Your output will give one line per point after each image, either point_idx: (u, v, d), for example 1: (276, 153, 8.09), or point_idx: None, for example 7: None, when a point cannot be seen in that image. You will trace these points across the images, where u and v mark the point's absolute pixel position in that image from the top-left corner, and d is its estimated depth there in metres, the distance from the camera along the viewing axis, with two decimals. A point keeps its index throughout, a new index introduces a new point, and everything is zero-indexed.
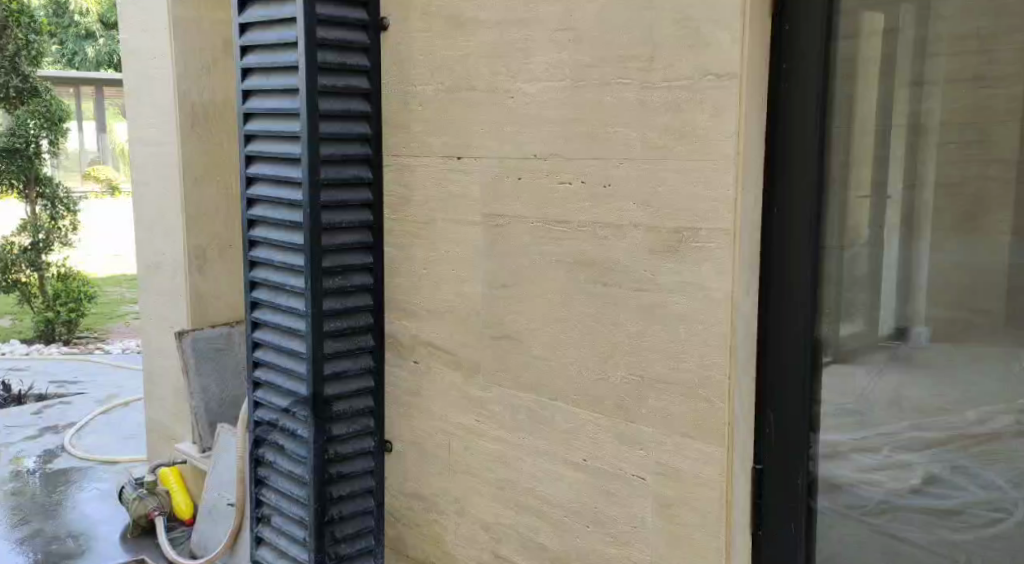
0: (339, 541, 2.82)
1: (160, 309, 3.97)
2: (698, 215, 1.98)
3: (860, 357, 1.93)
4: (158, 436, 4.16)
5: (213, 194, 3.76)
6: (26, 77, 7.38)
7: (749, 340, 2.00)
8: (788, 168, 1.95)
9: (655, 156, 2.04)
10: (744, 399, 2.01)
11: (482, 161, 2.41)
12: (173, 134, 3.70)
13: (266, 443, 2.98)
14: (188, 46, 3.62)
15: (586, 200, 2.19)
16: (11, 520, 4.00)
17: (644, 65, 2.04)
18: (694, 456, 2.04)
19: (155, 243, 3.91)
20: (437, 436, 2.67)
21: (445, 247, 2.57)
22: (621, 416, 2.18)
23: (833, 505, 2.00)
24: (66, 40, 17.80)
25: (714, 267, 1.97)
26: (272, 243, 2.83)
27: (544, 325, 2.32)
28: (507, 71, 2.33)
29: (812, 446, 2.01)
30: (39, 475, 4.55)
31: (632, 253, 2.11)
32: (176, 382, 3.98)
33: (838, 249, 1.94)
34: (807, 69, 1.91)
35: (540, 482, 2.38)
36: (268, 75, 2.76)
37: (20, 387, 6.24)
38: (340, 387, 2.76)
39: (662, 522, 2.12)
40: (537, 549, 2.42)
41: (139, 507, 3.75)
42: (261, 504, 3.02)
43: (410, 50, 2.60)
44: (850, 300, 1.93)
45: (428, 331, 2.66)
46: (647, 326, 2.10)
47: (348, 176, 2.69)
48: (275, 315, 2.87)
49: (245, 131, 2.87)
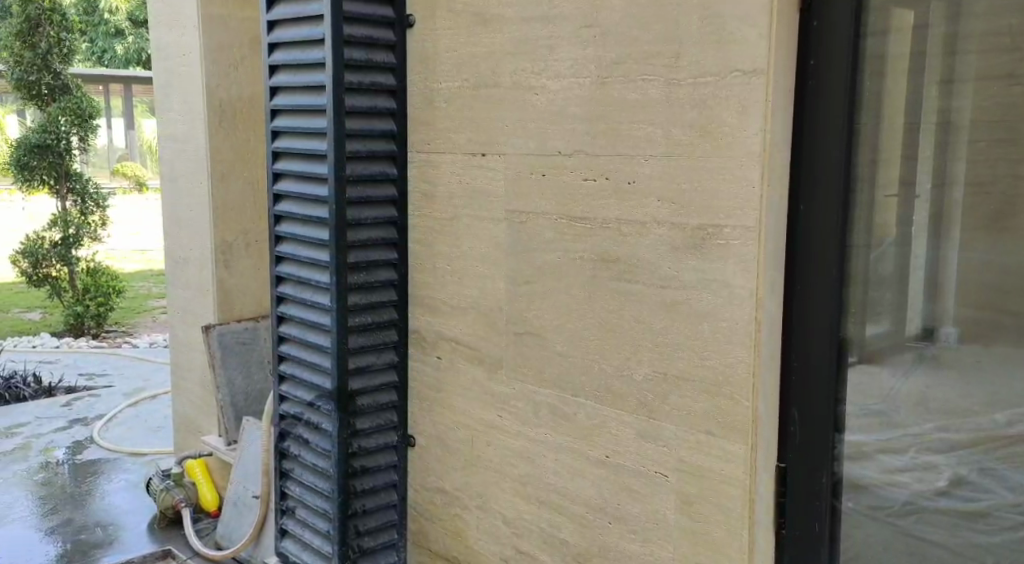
0: (362, 534, 2.83)
1: (186, 304, 4.02)
2: (723, 212, 1.98)
3: (887, 356, 1.91)
4: (184, 429, 4.21)
5: (239, 189, 3.79)
6: (57, 74, 7.48)
7: (773, 339, 1.98)
8: (815, 166, 1.94)
9: (679, 153, 2.04)
10: (769, 397, 2.00)
11: (507, 158, 2.42)
12: (200, 130, 3.73)
13: (290, 436, 3.00)
14: (216, 43, 3.65)
15: (610, 197, 2.18)
16: (42, 509, 4.05)
17: (669, 61, 2.03)
18: (717, 454, 2.04)
19: (182, 238, 3.95)
20: (460, 431, 2.68)
21: (468, 243, 2.58)
22: (644, 413, 2.18)
23: (858, 505, 1.98)
24: (97, 38, 18.02)
25: (739, 264, 1.96)
26: (298, 239, 2.85)
27: (567, 322, 2.32)
28: (531, 67, 2.33)
29: (837, 445, 1.99)
30: (68, 466, 4.61)
31: (656, 250, 2.11)
32: (202, 375, 4.02)
33: (865, 248, 1.92)
34: (835, 66, 1.90)
35: (562, 478, 2.39)
36: (294, 73, 2.78)
37: (51, 379, 6.33)
38: (364, 382, 2.78)
39: (685, 520, 2.12)
40: (559, 545, 2.42)
41: (167, 499, 3.78)
42: (286, 497, 3.05)
43: (436, 47, 2.61)
44: (876, 299, 1.92)
45: (451, 327, 2.67)
46: (671, 323, 2.10)
47: (374, 173, 2.71)
48: (301, 310, 2.89)
49: (272, 127, 2.89)
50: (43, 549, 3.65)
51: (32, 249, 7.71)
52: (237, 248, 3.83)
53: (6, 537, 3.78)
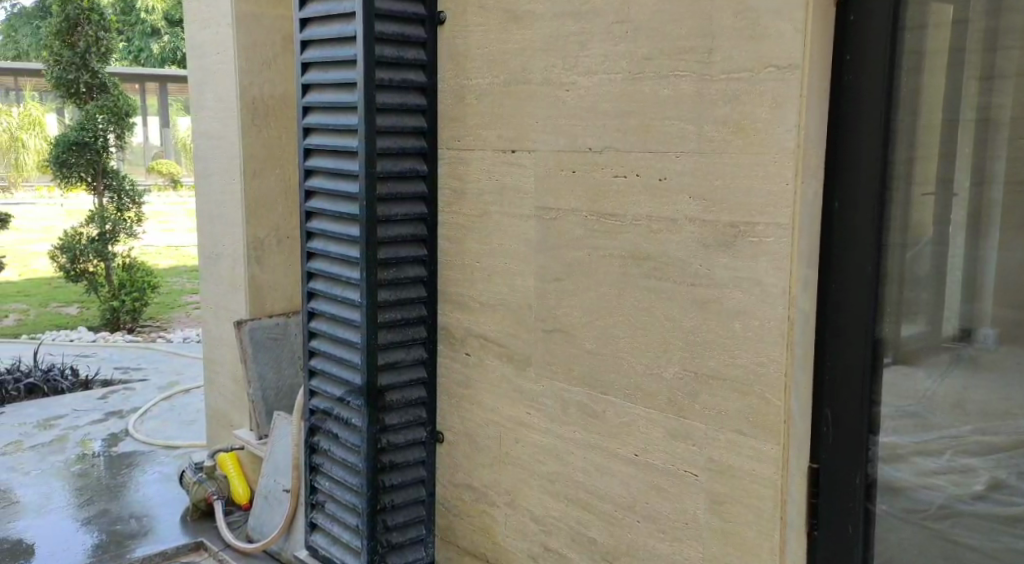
0: (391, 530, 2.84)
1: (219, 299, 4.05)
2: (755, 209, 1.96)
3: (924, 357, 1.87)
4: (216, 423, 4.24)
5: (272, 185, 3.81)
6: (95, 73, 7.57)
7: (807, 338, 1.96)
8: (850, 162, 1.91)
9: (712, 150, 2.02)
10: (801, 396, 1.97)
11: (537, 155, 2.41)
12: (233, 127, 3.75)
13: (320, 431, 3.01)
14: (249, 40, 3.67)
15: (641, 194, 2.17)
16: (79, 500, 4.11)
17: (701, 56, 2.01)
18: (749, 454, 2.03)
19: (215, 233, 3.98)
20: (488, 428, 2.68)
21: (498, 239, 2.57)
22: (674, 412, 2.16)
23: (892, 508, 1.95)
24: (133, 37, 18.22)
25: (772, 261, 1.94)
26: (329, 235, 2.86)
27: (597, 319, 2.31)
28: (562, 64, 2.32)
29: (871, 446, 1.95)
30: (103, 458, 4.67)
31: (687, 248, 2.09)
32: (235, 370, 4.06)
33: (901, 247, 1.89)
34: (871, 63, 1.86)
35: (591, 477, 2.37)
36: (326, 69, 2.78)
37: (87, 373, 6.42)
38: (394, 377, 2.79)
39: (715, 520, 2.10)
40: (587, 544, 2.41)
41: (199, 491, 3.81)
42: (316, 491, 3.06)
43: (467, 44, 2.60)
44: (912, 300, 1.88)
45: (481, 324, 2.66)
46: (702, 321, 2.08)
47: (404, 170, 2.71)
48: (331, 306, 2.90)
49: (304, 124, 2.90)
50: (80, 539, 3.70)
51: (69, 245, 7.80)
52: (268, 244, 3.85)
53: (44, 527, 3.83)
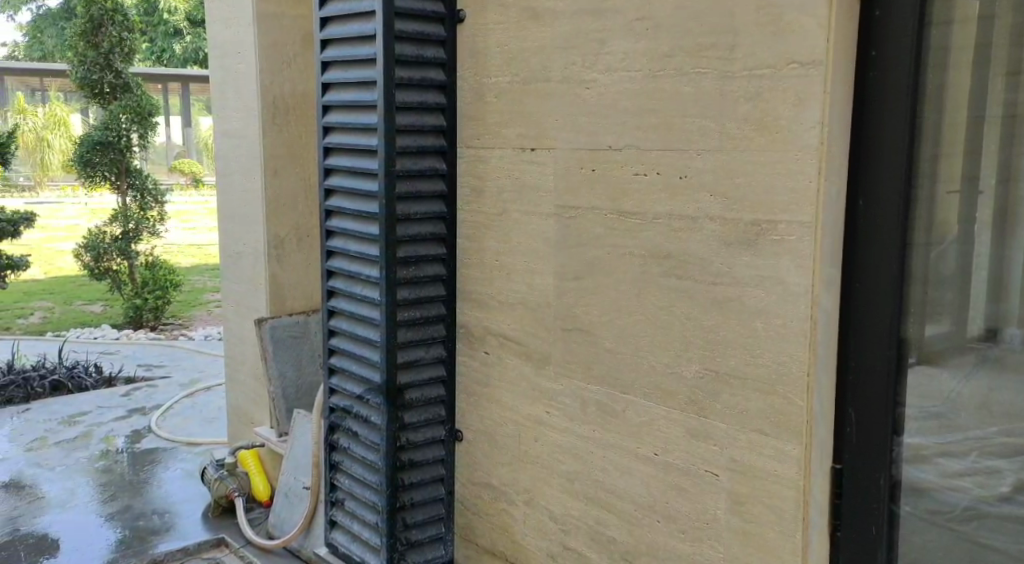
0: (410, 528, 2.84)
1: (240, 298, 4.07)
2: (778, 207, 1.94)
3: (949, 357, 1.85)
4: (238, 421, 4.26)
5: (292, 184, 3.82)
6: (119, 73, 7.63)
7: (829, 338, 1.94)
8: (874, 160, 1.88)
9: (734, 147, 2.00)
10: (824, 396, 1.95)
11: (557, 153, 2.40)
12: (254, 126, 3.77)
13: (340, 429, 3.02)
14: (270, 39, 3.68)
15: (662, 192, 2.15)
16: (102, 496, 4.14)
17: (723, 53, 2.00)
18: (771, 454, 2.01)
19: (236, 232, 3.99)
20: (507, 427, 2.67)
21: (517, 238, 2.56)
22: (694, 411, 2.15)
23: (916, 510, 1.92)
24: (156, 38, 18.35)
25: (795, 260, 1.92)
26: (349, 233, 2.86)
27: (617, 318, 2.30)
28: (583, 62, 2.30)
29: (895, 447, 1.93)
30: (126, 454, 4.70)
31: (707, 246, 2.07)
32: (255, 367, 4.07)
33: (925, 246, 1.87)
34: (895, 60, 1.84)
35: (611, 477, 2.36)
36: (345, 69, 2.79)
37: (110, 370, 6.47)
38: (413, 376, 2.79)
39: (736, 521, 2.09)
40: (607, 543, 2.40)
41: (220, 488, 3.82)
42: (335, 489, 3.07)
43: (486, 42, 2.60)
44: (937, 300, 1.86)
45: (500, 323, 2.66)
46: (723, 319, 2.07)
47: (424, 168, 2.71)
48: (350, 304, 2.90)
49: (324, 122, 2.90)
50: (104, 534, 3.73)
51: (93, 243, 7.86)
52: (289, 242, 3.86)
53: (68, 522, 3.87)
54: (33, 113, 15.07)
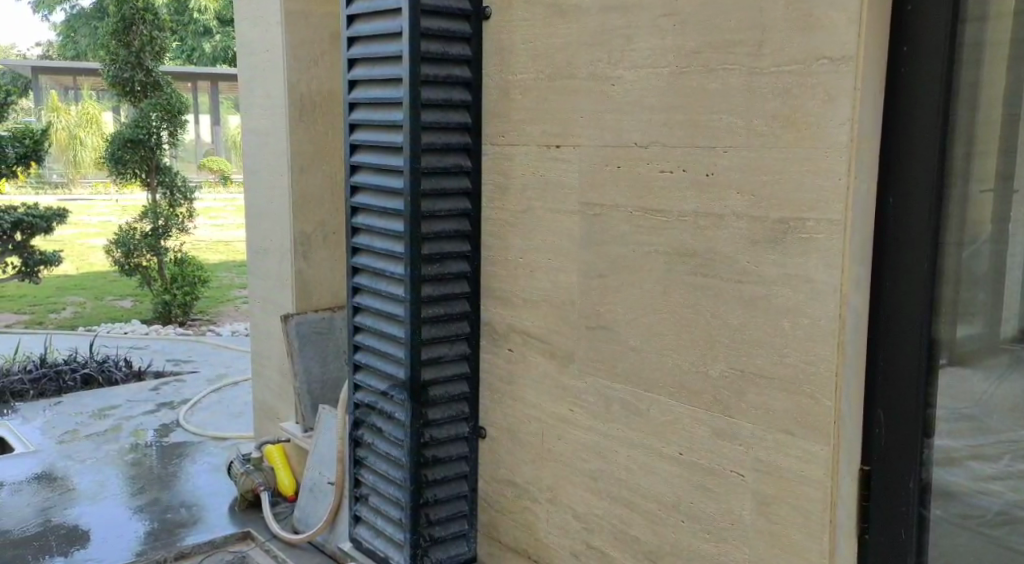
0: (434, 524, 2.84)
1: (266, 294, 4.09)
2: (806, 205, 1.91)
3: (981, 358, 1.82)
4: (264, 416, 4.29)
5: (318, 181, 3.84)
6: (150, 71, 7.70)
7: (859, 339, 1.91)
8: (905, 157, 1.85)
9: (762, 144, 1.98)
10: (852, 396, 1.93)
11: (582, 149, 2.39)
12: (281, 124, 3.78)
13: (364, 425, 3.02)
14: (297, 37, 3.69)
15: (688, 190, 2.13)
16: (132, 488, 4.18)
17: (751, 49, 1.97)
18: (799, 455, 1.98)
19: (263, 228, 4.01)
20: (531, 424, 2.66)
21: (542, 236, 2.55)
22: (719, 410, 2.13)
23: (946, 513, 1.90)
24: (186, 37, 18.51)
25: (823, 259, 1.90)
26: (374, 230, 2.86)
27: (642, 316, 2.28)
28: (609, 58, 2.29)
29: (925, 450, 1.90)
30: (156, 448, 4.74)
31: (735, 245, 2.05)
32: (281, 363, 4.09)
33: (957, 245, 1.83)
34: (927, 57, 1.81)
35: (636, 476, 2.34)
36: (372, 66, 2.79)
37: (140, 364, 6.53)
38: (437, 372, 2.78)
39: (763, 521, 2.06)
40: (631, 542, 2.38)
41: (247, 482, 3.84)
42: (360, 484, 3.07)
43: (512, 38, 2.59)
44: (969, 300, 1.83)
45: (524, 320, 2.65)
46: (749, 319, 2.04)
47: (449, 165, 2.70)
48: (375, 301, 2.90)
49: (350, 119, 2.91)
50: (132, 526, 3.76)
51: (124, 240, 7.92)
52: (316, 239, 3.88)
53: (98, 513, 3.91)
54: (66, 111, 15.30)
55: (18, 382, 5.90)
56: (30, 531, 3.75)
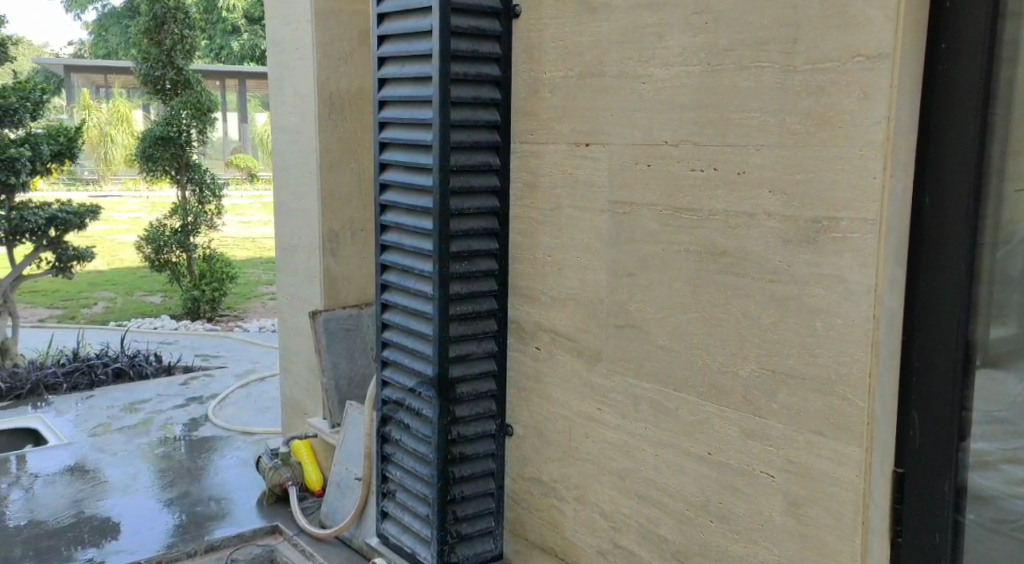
0: (461, 520, 2.85)
1: (294, 290, 4.11)
2: (840, 204, 1.90)
3: (1014, 360, 1.80)
4: (291, 412, 4.32)
5: (346, 178, 3.85)
6: (180, 70, 7.78)
7: (892, 339, 1.89)
8: (941, 156, 1.83)
9: (795, 143, 1.96)
10: (886, 398, 1.90)
11: (612, 148, 2.38)
12: (311, 121, 3.80)
13: (392, 421, 3.03)
14: (327, 35, 3.71)
15: (719, 188, 2.12)
16: (162, 481, 4.23)
17: (784, 48, 1.96)
18: (830, 456, 1.97)
19: (293, 225, 4.03)
20: (559, 422, 2.66)
21: (571, 234, 2.55)
22: (749, 410, 2.12)
23: (980, 517, 1.87)
24: (214, 35, 18.63)
25: (857, 258, 1.88)
26: (403, 227, 2.87)
27: (671, 315, 2.27)
28: (640, 56, 2.28)
29: (960, 453, 1.87)
30: (184, 442, 4.79)
31: (767, 244, 2.04)
32: (309, 358, 4.12)
33: (993, 245, 1.81)
34: (964, 54, 1.78)
35: (665, 475, 2.33)
36: (402, 64, 2.79)
37: (170, 359, 6.60)
38: (464, 369, 2.79)
39: (793, 522, 2.05)
40: (658, 542, 2.37)
41: (275, 476, 3.88)
42: (387, 480, 3.08)
43: (543, 36, 2.59)
44: (1003, 300, 1.80)
45: (552, 318, 2.65)
46: (780, 319, 2.03)
47: (478, 163, 2.70)
48: (404, 298, 2.91)
49: (380, 117, 2.91)
50: (162, 518, 3.80)
51: (155, 236, 8.02)
52: (344, 236, 3.89)
53: (129, 505, 3.95)
54: (97, 109, 15.47)
55: (52, 375, 5.99)
56: (63, 522, 3.80)
